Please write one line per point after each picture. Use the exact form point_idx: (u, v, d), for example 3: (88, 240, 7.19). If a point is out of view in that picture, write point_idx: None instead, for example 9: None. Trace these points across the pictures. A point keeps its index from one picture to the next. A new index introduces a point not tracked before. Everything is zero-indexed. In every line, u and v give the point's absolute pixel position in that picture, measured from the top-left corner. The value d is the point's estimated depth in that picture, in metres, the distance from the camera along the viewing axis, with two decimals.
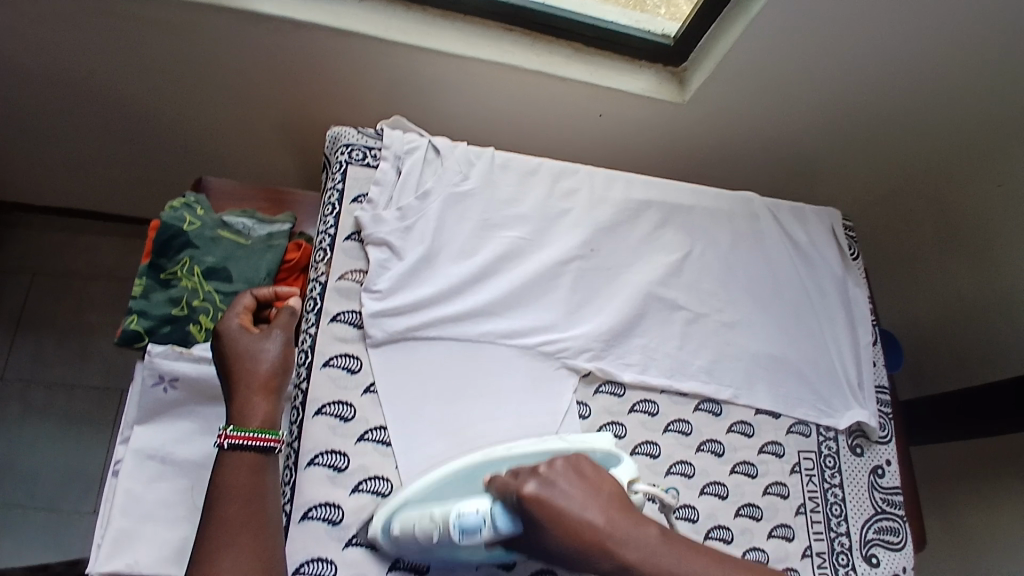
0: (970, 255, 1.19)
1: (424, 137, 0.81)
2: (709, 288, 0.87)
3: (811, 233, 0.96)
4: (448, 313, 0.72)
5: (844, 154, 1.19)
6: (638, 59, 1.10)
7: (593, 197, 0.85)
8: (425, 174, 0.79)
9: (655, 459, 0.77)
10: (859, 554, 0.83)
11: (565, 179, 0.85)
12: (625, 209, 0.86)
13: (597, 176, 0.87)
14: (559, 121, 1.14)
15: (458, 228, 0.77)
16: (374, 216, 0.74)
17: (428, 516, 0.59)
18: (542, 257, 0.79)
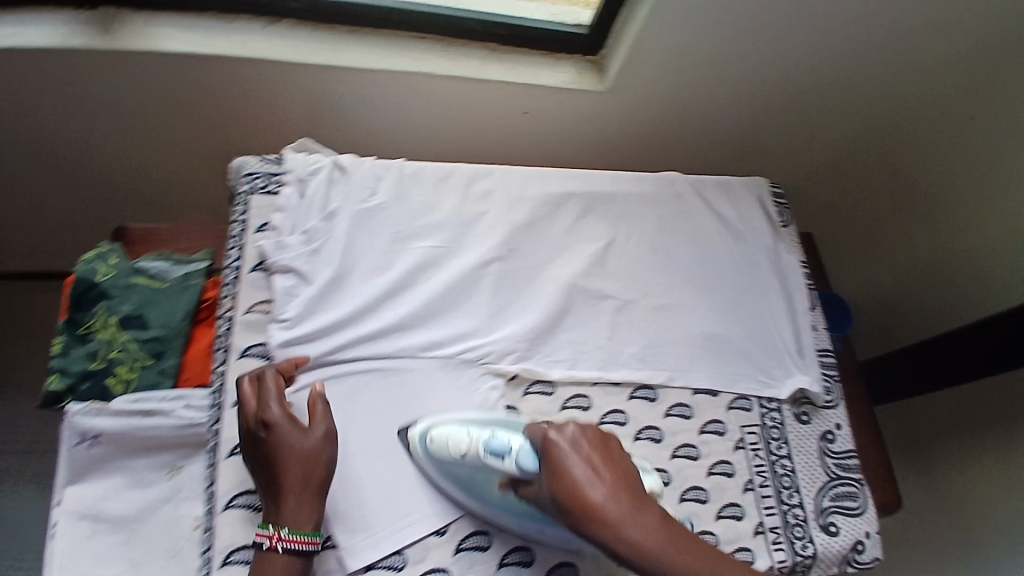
0: (920, 208, 1.19)
1: (328, 157, 0.81)
2: (637, 274, 0.87)
3: (738, 206, 0.95)
4: (362, 333, 0.71)
5: (785, 126, 1.16)
6: (557, 52, 1.08)
7: (509, 197, 0.84)
8: (331, 193, 0.78)
9: None
10: (816, 524, 0.82)
11: (479, 182, 0.84)
12: (543, 208, 0.85)
13: (508, 174, 0.86)
14: (487, 122, 1.13)
15: (370, 245, 0.77)
16: (277, 242, 0.74)
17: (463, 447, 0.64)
18: (460, 264, 0.78)
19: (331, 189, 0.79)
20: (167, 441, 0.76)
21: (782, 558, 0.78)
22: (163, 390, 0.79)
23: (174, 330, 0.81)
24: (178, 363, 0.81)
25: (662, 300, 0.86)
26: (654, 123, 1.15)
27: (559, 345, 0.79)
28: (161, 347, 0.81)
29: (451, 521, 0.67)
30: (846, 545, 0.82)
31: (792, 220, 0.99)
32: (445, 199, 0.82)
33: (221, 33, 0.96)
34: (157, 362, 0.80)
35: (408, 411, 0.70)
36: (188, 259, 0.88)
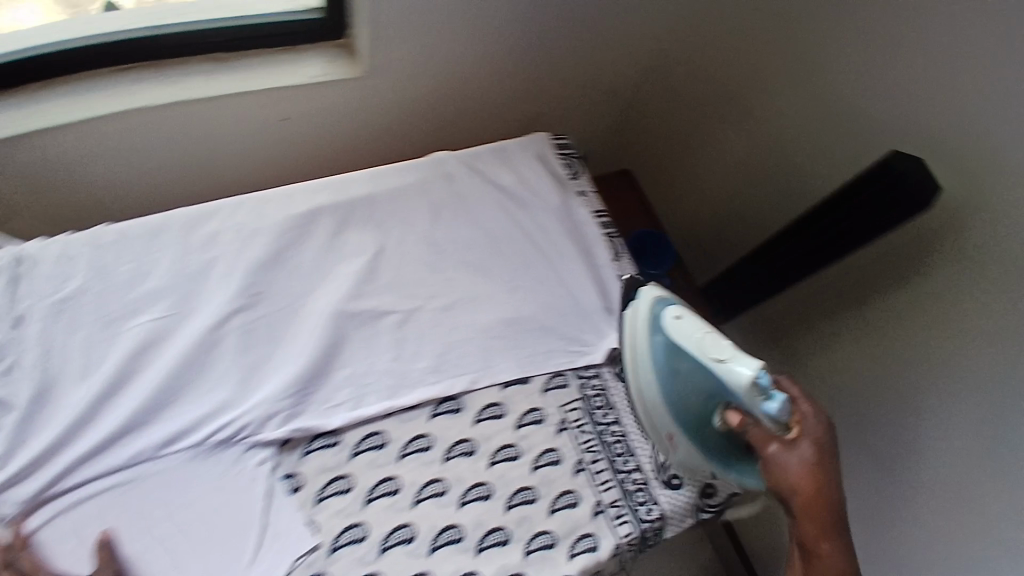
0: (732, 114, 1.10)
1: (13, 250, 0.72)
2: (416, 279, 0.79)
3: (517, 170, 0.88)
4: (81, 450, 0.65)
5: (580, 62, 1.06)
6: (298, 46, 0.95)
7: (242, 234, 0.75)
8: (23, 292, 0.70)
9: (398, 495, 0.70)
10: (658, 483, 0.79)
11: (201, 228, 0.75)
12: (285, 235, 0.76)
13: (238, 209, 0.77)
14: (248, 142, 1.00)
15: (76, 346, 0.69)
16: None
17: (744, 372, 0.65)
18: (189, 334, 0.71)
19: (20, 288, 0.71)
20: None
21: (627, 531, 0.75)
22: None
23: None
24: None
25: (452, 296, 0.80)
26: (434, 96, 1.03)
27: (333, 386, 0.73)
28: None
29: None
30: (693, 494, 0.79)
31: (583, 169, 0.93)
32: (162, 262, 0.73)
33: None
34: None
35: (156, 513, 0.65)
36: None
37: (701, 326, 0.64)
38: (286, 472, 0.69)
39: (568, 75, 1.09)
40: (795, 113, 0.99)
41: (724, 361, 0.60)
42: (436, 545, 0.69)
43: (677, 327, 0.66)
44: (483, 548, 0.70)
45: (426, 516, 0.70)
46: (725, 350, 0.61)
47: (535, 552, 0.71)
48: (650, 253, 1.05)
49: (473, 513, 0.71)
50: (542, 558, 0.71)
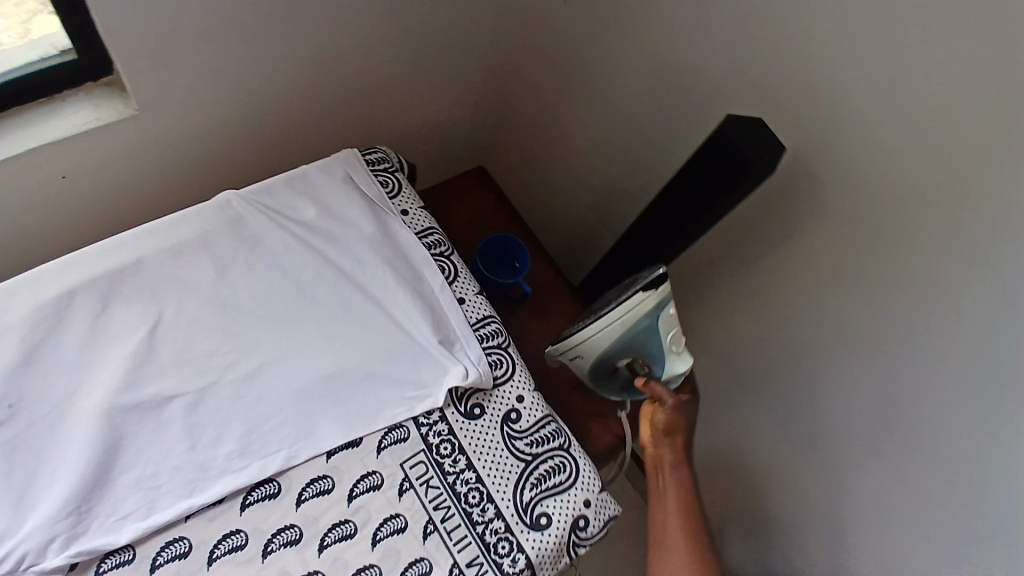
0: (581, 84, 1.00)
1: None
2: (206, 351, 0.68)
3: (321, 199, 0.77)
4: None
5: (395, 54, 0.95)
6: (59, 93, 0.82)
7: None
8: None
9: None
10: (522, 527, 0.69)
11: None
12: (43, 324, 0.64)
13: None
14: (31, 214, 0.85)
15: None
16: None
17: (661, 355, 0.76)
18: None
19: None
20: None
21: None
22: None
23: None
24: None
25: (257, 360, 0.69)
26: (240, 118, 0.91)
27: (121, 493, 0.61)
28: None
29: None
30: (561, 533, 0.70)
31: (405, 184, 0.83)
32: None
33: None
34: None
35: None
36: None
37: (675, 323, 0.74)
38: None
39: (388, 71, 0.98)
40: (636, 79, 0.90)
41: (678, 353, 0.76)
42: None
43: (668, 324, 0.73)
44: None
45: None
46: (681, 344, 0.76)
47: None
48: (508, 258, 0.91)
49: None
50: None
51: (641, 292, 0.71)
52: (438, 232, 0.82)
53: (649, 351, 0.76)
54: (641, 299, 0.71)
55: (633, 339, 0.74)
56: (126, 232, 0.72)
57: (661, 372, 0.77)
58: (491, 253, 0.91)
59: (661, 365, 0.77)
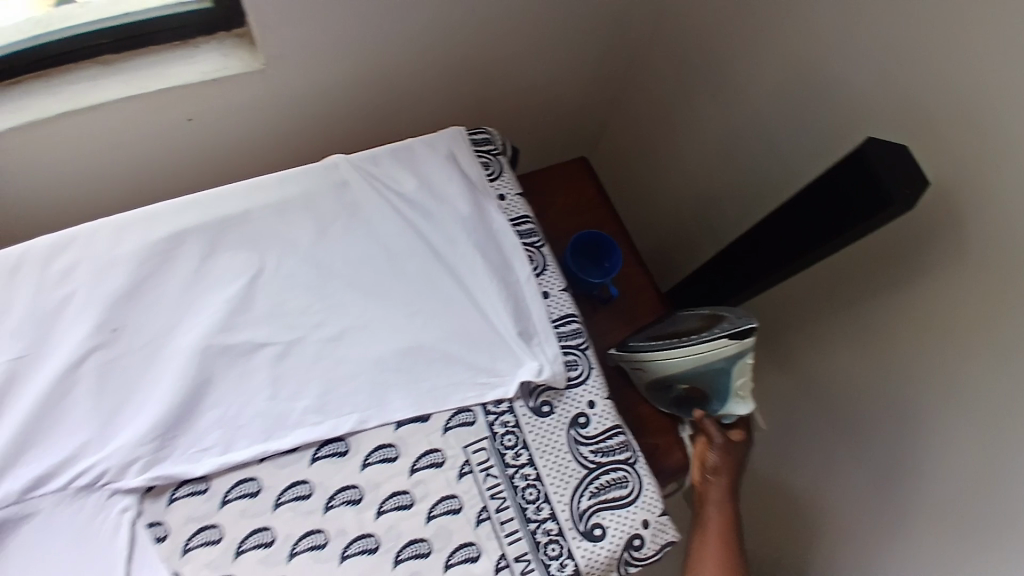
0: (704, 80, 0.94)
1: None
2: (299, 303, 0.70)
3: (422, 173, 0.77)
4: None
5: (516, 34, 0.93)
6: (187, 39, 0.86)
7: (99, 263, 0.67)
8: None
9: (270, 549, 0.62)
10: (575, 534, 0.68)
11: (57, 260, 0.67)
12: (156, 256, 0.68)
13: (100, 230, 0.68)
14: (157, 146, 0.92)
15: None
16: None
17: (725, 396, 0.74)
18: (39, 374, 0.63)
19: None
20: None
21: None
22: None
23: None
24: None
25: (341, 320, 0.71)
26: (354, 78, 0.92)
27: (205, 431, 0.65)
28: None
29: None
30: (615, 547, 0.69)
31: (505, 168, 0.81)
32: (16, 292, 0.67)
33: None
34: None
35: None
36: None
37: (750, 370, 0.71)
38: (150, 520, 0.62)
39: (506, 50, 0.96)
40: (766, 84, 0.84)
41: (743, 397, 0.74)
42: None
43: (741, 371, 0.71)
44: None
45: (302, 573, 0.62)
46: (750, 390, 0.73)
47: None
48: (599, 257, 0.88)
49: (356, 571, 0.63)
50: None
51: (726, 338, 0.68)
52: (532, 223, 0.79)
53: (715, 387, 0.74)
54: (722, 345, 0.68)
55: (701, 372, 0.73)
56: (235, 182, 0.75)
57: (721, 407, 0.76)
58: (582, 249, 0.88)
59: (723, 402, 0.76)
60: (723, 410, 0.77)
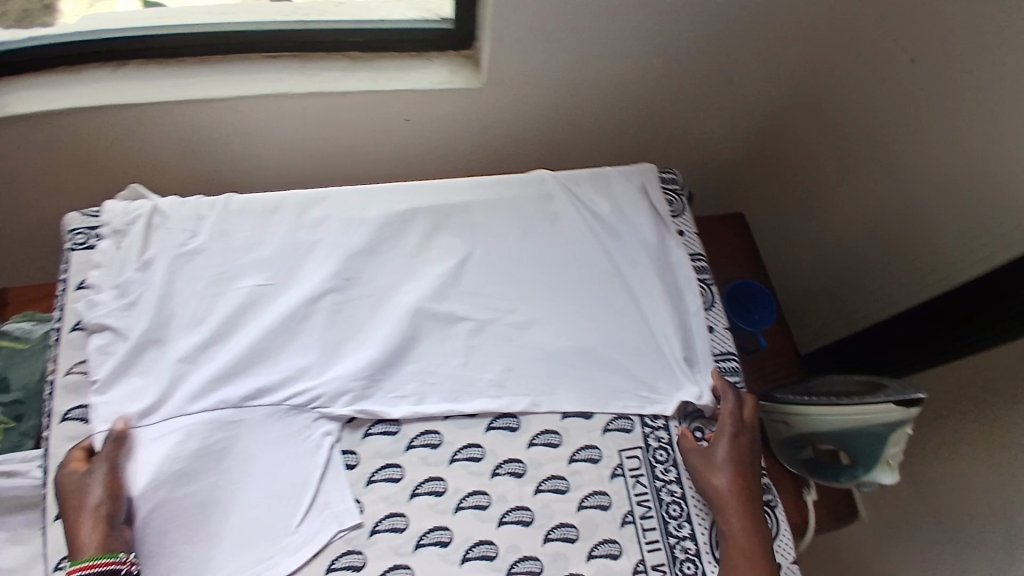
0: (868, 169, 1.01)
1: (150, 201, 0.80)
2: (497, 290, 0.80)
3: (616, 201, 0.85)
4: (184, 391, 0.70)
5: (698, 94, 1.05)
6: (425, 51, 1.00)
7: (345, 221, 0.81)
8: (148, 244, 0.77)
9: (440, 497, 0.71)
10: (711, 560, 0.71)
11: (313, 210, 0.81)
12: (390, 224, 0.81)
13: (349, 196, 0.82)
14: (372, 134, 1.06)
15: (190, 292, 0.75)
16: (91, 302, 0.75)
17: (871, 462, 0.77)
18: (287, 300, 0.76)
19: (145, 241, 0.77)
20: (28, 499, 0.81)
21: None
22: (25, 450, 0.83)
23: (32, 391, 0.86)
24: (39, 423, 0.85)
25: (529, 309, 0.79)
26: (552, 108, 1.05)
27: (403, 382, 0.75)
28: (22, 408, 0.85)
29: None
30: None
31: (686, 209, 0.89)
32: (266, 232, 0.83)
33: (70, 85, 0.95)
34: (18, 424, 0.85)
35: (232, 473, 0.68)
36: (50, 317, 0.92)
37: (904, 440, 0.74)
38: (344, 447, 0.72)
39: (684, 108, 1.08)
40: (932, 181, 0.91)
41: (891, 466, 0.76)
42: (466, 557, 0.68)
43: (896, 437, 0.74)
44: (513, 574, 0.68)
45: (463, 525, 0.70)
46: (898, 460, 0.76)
47: None
48: (749, 309, 0.95)
49: (508, 537, 0.70)
50: None
51: (891, 404, 0.72)
52: (704, 263, 0.86)
53: (862, 451, 0.77)
54: (886, 409, 0.72)
55: (853, 433, 0.76)
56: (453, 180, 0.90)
57: (863, 473, 0.78)
58: (736, 298, 0.96)
59: (867, 468, 0.78)
60: (864, 477, 0.79)
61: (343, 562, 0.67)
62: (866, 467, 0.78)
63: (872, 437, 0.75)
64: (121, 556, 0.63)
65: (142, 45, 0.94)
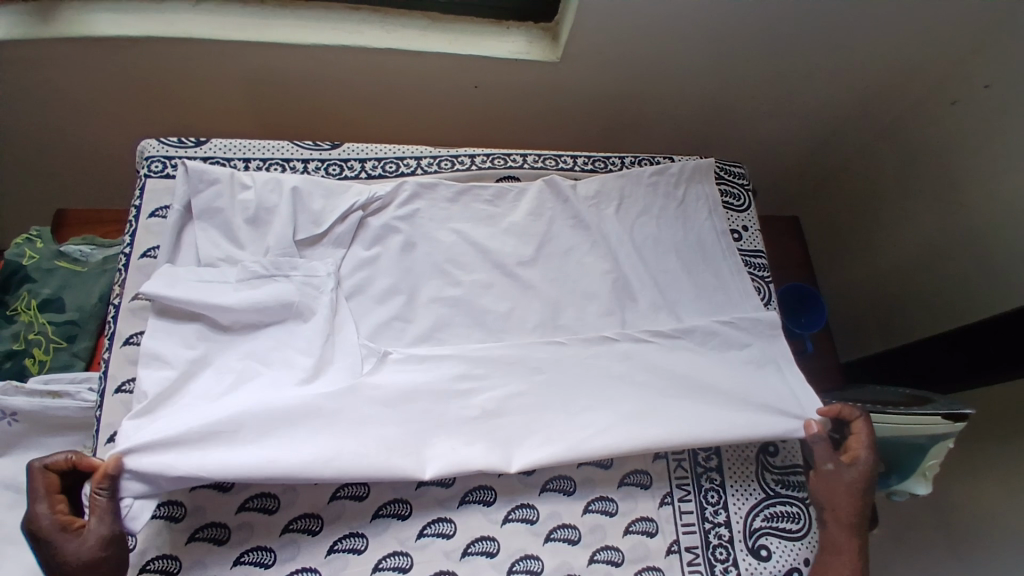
0: (931, 179, 1.04)
1: (217, 179, 0.74)
2: (579, 245, 0.83)
3: (687, 184, 0.88)
4: None
5: (771, 92, 1.05)
6: (503, 21, 1.00)
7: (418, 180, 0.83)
8: (276, 221, 0.73)
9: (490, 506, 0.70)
10: (743, 547, 0.73)
11: (380, 155, 0.85)
12: None
13: (442, 206, 0.82)
14: (439, 96, 1.06)
15: None
16: (305, 201, 0.76)
17: (904, 474, 0.79)
18: None
19: (259, 231, 0.74)
20: (75, 421, 0.80)
21: None
22: (74, 371, 0.83)
23: (87, 313, 0.85)
24: (90, 346, 0.85)
25: (602, 249, 0.82)
26: (619, 93, 1.05)
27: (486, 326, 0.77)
28: (75, 330, 0.84)
29: (298, 516, 0.67)
30: (777, 571, 0.73)
31: (753, 204, 0.93)
32: (337, 219, 0.77)
33: (148, 14, 0.93)
34: (69, 345, 0.84)
35: None
36: (111, 243, 0.91)
37: (944, 454, 0.77)
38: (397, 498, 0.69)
39: (755, 105, 1.08)
40: (993, 198, 0.94)
41: (925, 478, 0.78)
42: (508, 518, 0.70)
43: (939, 450, 0.76)
44: (551, 538, 0.70)
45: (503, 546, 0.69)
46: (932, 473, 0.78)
47: (598, 563, 0.70)
48: (798, 312, 0.97)
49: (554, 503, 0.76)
50: (604, 572, 0.69)
51: (940, 417, 0.74)
52: (762, 260, 0.89)
53: (901, 463, 0.79)
54: (936, 421, 0.74)
55: (895, 445, 0.78)
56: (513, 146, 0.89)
57: (897, 483, 0.80)
58: (787, 300, 0.98)
59: (901, 478, 0.80)
60: (897, 486, 0.80)
61: (389, 510, 0.68)
62: (897, 478, 0.80)
63: (913, 450, 0.77)
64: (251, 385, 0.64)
65: None
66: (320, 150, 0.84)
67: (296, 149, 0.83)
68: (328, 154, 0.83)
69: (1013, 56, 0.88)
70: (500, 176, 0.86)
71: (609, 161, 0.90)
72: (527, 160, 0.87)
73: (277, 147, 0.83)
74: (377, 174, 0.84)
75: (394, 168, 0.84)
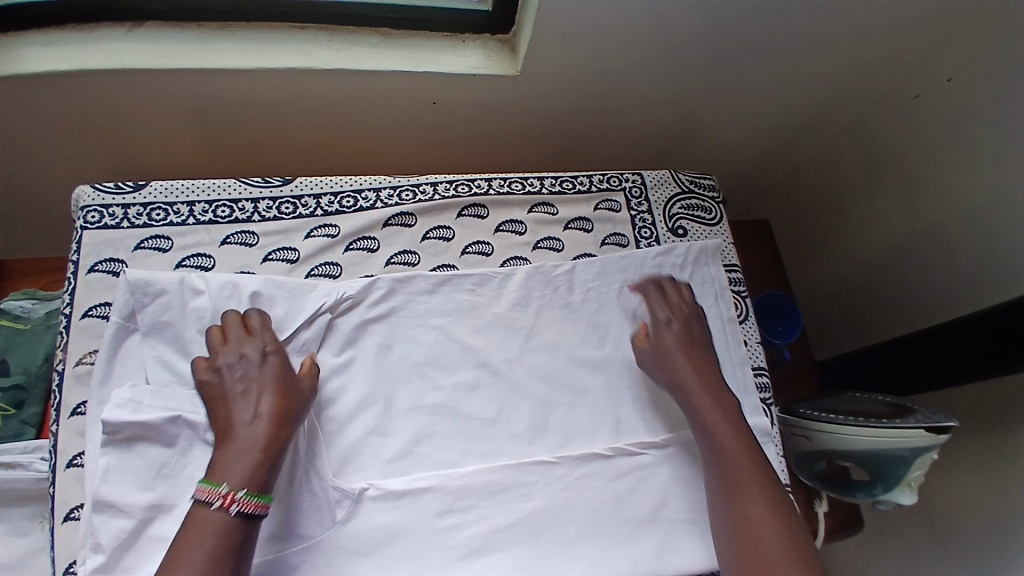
0: (902, 175, 1.03)
1: (162, 285, 0.70)
2: (568, 339, 0.78)
3: (692, 265, 0.83)
4: None
5: (739, 93, 1.03)
6: (458, 34, 0.95)
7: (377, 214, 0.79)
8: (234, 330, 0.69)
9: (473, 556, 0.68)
10: None
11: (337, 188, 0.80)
12: None
13: (420, 299, 0.76)
14: (397, 115, 1.01)
15: None
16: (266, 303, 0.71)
17: (887, 484, 0.79)
18: None
19: None
20: (29, 493, 0.75)
21: None
22: (26, 439, 0.78)
23: (34, 375, 0.80)
24: (41, 411, 0.80)
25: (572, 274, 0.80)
26: (584, 103, 1.02)
27: (459, 363, 0.74)
28: (23, 394, 0.79)
29: None
30: None
31: (726, 216, 0.90)
32: (302, 322, 0.72)
33: (77, 45, 0.86)
34: (18, 412, 0.78)
35: None
36: (55, 295, 0.86)
37: (927, 464, 0.76)
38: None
39: (724, 107, 1.05)
40: (963, 195, 0.93)
41: (908, 487, 0.78)
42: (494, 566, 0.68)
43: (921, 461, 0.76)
44: None
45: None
46: (916, 482, 0.78)
47: None
48: (773, 320, 0.95)
49: None
50: None
51: (922, 429, 0.73)
52: (739, 275, 0.87)
53: (885, 474, 0.79)
54: (917, 434, 0.73)
55: (878, 456, 0.78)
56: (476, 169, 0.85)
57: (882, 492, 0.80)
58: (764, 308, 0.96)
59: (885, 488, 0.79)
60: (882, 495, 0.80)
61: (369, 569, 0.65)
62: (882, 489, 0.80)
63: (897, 462, 0.77)
64: (223, 489, 0.58)
65: (159, 3, 0.86)
66: (271, 188, 0.78)
67: (246, 188, 0.78)
68: (280, 192, 0.78)
69: (975, 51, 0.87)
70: (464, 204, 0.81)
71: (577, 181, 0.85)
72: (492, 186, 0.83)
73: (224, 186, 0.78)
74: (335, 209, 0.79)
75: (352, 203, 0.79)
